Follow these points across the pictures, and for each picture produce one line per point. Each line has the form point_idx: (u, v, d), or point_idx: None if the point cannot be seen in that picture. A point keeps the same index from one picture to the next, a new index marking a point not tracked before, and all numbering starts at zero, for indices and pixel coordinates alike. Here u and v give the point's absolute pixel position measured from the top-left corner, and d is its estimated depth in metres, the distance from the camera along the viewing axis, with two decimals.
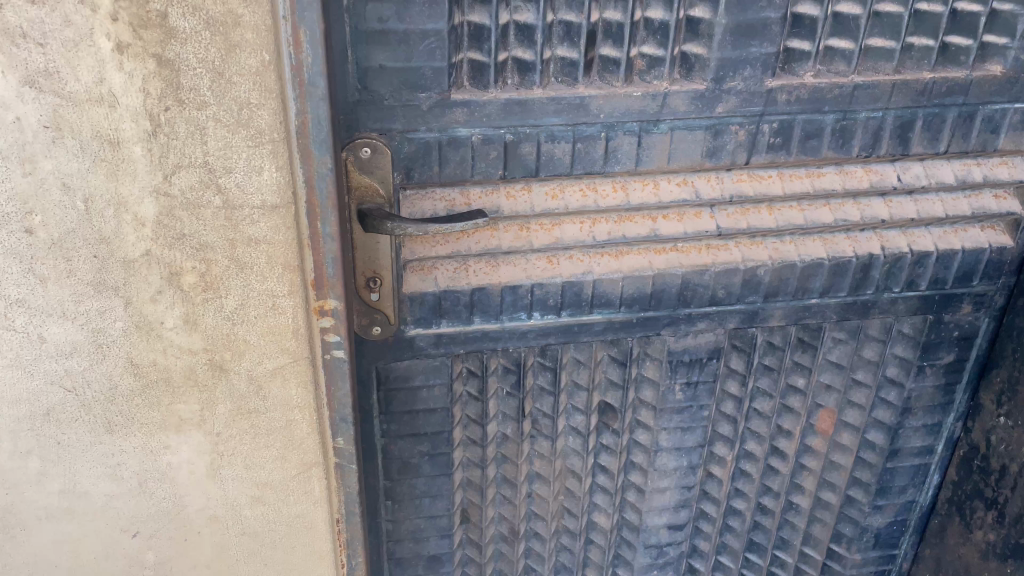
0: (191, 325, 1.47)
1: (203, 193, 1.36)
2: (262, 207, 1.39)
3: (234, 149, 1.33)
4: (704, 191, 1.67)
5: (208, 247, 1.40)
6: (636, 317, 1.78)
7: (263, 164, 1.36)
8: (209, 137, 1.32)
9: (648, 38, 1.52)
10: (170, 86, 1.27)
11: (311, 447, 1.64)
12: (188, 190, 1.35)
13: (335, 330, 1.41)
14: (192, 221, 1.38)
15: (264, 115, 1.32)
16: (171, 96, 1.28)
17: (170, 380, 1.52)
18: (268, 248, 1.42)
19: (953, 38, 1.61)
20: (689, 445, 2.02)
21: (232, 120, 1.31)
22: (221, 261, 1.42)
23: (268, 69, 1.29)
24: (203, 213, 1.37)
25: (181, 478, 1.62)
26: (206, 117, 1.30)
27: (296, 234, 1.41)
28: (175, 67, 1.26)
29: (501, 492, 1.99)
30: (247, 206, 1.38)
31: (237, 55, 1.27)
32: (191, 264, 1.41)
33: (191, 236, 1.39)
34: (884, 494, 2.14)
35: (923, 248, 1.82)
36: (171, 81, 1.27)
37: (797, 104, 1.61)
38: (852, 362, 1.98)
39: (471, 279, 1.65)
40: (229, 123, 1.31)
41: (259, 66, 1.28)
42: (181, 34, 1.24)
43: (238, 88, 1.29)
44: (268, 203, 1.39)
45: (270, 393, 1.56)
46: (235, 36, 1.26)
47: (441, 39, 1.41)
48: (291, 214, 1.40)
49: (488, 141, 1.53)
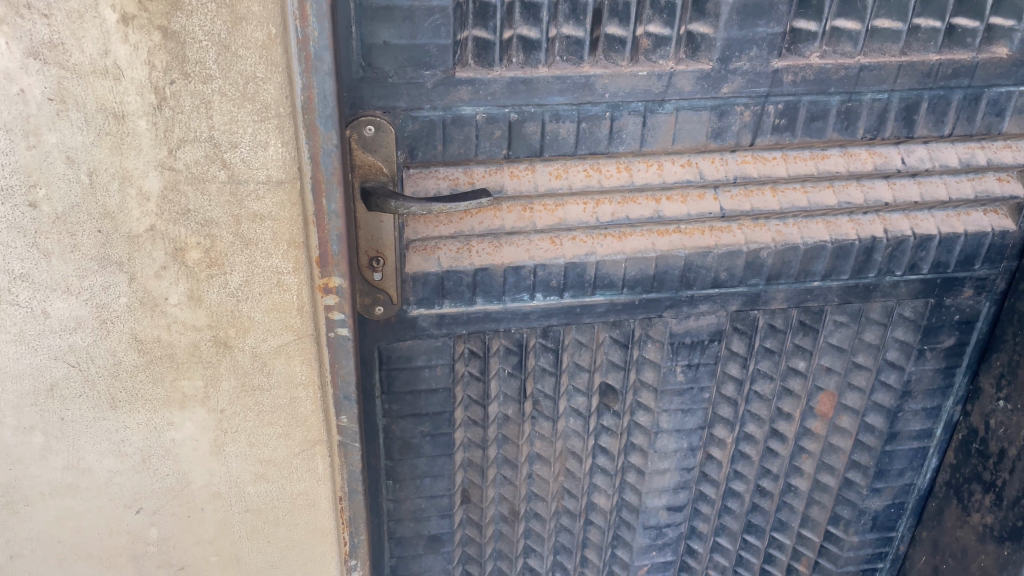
0: (195, 301, 1.46)
1: (208, 168, 1.35)
2: (268, 182, 1.38)
3: (240, 123, 1.32)
4: (707, 172, 1.67)
5: (212, 222, 1.40)
6: (639, 299, 1.78)
7: (268, 140, 1.35)
8: (214, 111, 1.31)
9: (654, 17, 1.50)
10: (175, 59, 1.26)
11: (315, 425, 1.64)
12: (193, 165, 1.35)
13: (339, 308, 1.41)
14: (197, 196, 1.37)
15: (270, 89, 1.31)
16: (177, 69, 1.27)
17: (174, 357, 1.51)
18: (273, 224, 1.42)
19: (961, 20, 1.60)
20: (689, 427, 2.03)
21: (238, 94, 1.30)
22: (225, 237, 1.41)
23: (274, 42, 1.28)
24: (208, 187, 1.37)
25: (184, 455, 1.62)
26: (211, 90, 1.29)
27: (301, 210, 1.41)
28: (181, 39, 1.25)
29: (502, 473, 1.99)
30: (252, 181, 1.37)
31: (244, 28, 1.26)
32: (196, 239, 1.41)
33: (196, 211, 1.38)
34: (882, 476, 2.15)
35: (926, 231, 1.82)
36: (176, 53, 1.26)
37: (803, 86, 1.61)
38: (853, 345, 1.98)
39: (474, 260, 1.65)
40: (234, 97, 1.30)
41: (265, 40, 1.27)
42: (187, 6, 1.23)
43: (244, 61, 1.28)
44: (273, 178, 1.38)
45: (275, 370, 1.56)
46: (241, 8, 1.25)
47: (447, 15, 1.40)
48: (297, 190, 1.39)
49: (493, 120, 1.52)
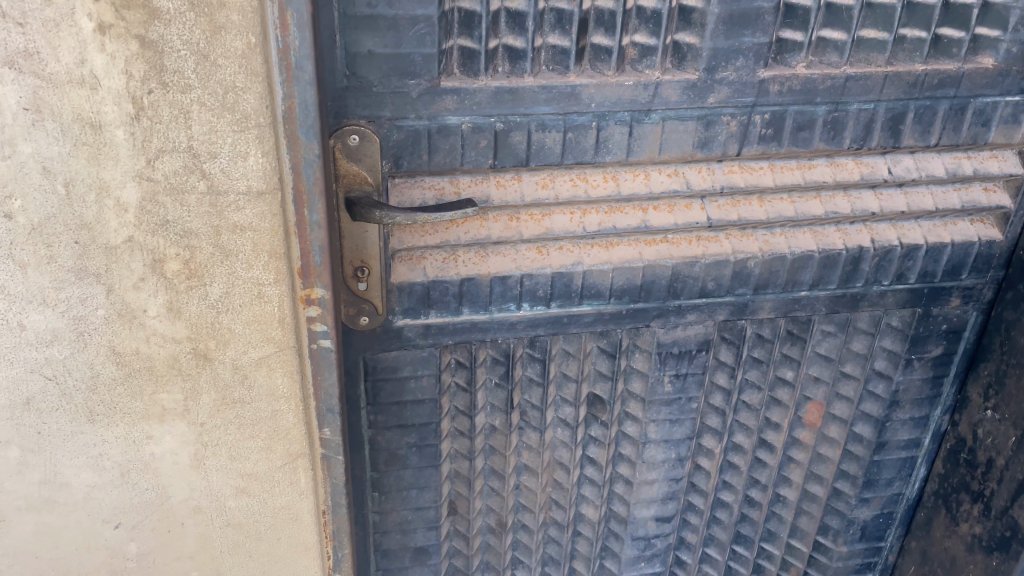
0: (174, 313, 1.44)
1: (187, 178, 1.33)
2: (247, 193, 1.36)
3: (219, 133, 1.31)
4: (694, 181, 1.67)
5: (192, 233, 1.38)
6: (626, 309, 1.78)
7: (248, 150, 1.33)
8: (193, 121, 1.29)
9: (640, 27, 1.50)
10: (153, 69, 1.24)
11: (297, 438, 1.62)
12: (171, 175, 1.33)
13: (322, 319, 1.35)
14: (176, 207, 1.35)
15: (250, 99, 1.29)
16: (155, 78, 1.25)
17: (153, 369, 1.49)
18: (254, 235, 1.40)
19: (946, 30, 1.60)
20: (677, 437, 2.01)
21: (217, 103, 1.28)
22: (205, 248, 1.39)
23: (254, 51, 1.26)
24: (187, 198, 1.35)
25: (164, 468, 1.60)
26: (190, 101, 1.28)
27: (282, 221, 1.39)
28: (159, 49, 1.23)
29: (489, 484, 1.98)
30: (232, 191, 1.35)
31: (222, 37, 1.24)
32: (175, 250, 1.39)
33: (175, 222, 1.36)
34: (870, 486, 2.15)
35: (913, 241, 1.82)
36: (154, 63, 1.24)
37: (789, 96, 1.60)
38: (841, 355, 1.99)
39: (461, 269, 1.65)
40: (214, 107, 1.29)
41: (245, 49, 1.26)
42: (165, 15, 1.22)
43: (223, 71, 1.26)
44: (253, 189, 1.36)
45: (255, 383, 1.54)
46: (220, 17, 1.23)
47: (431, 25, 1.39)
48: (277, 201, 1.38)
49: (478, 129, 1.51)
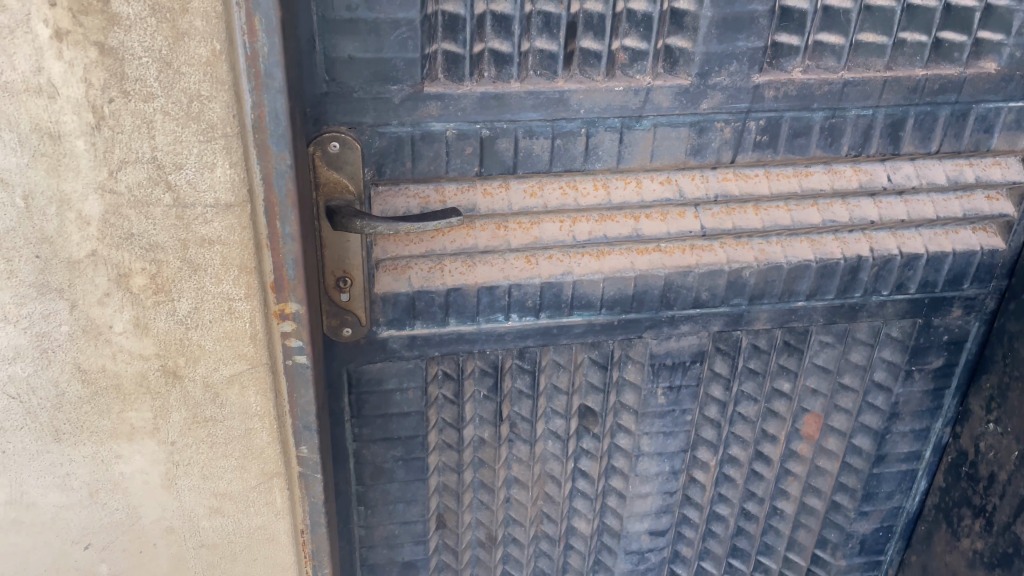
0: (141, 329, 1.40)
1: (151, 190, 1.29)
2: (215, 206, 1.31)
3: (184, 144, 1.26)
4: (687, 190, 1.62)
5: (158, 247, 1.33)
6: (617, 319, 1.73)
7: (215, 161, 1.28)
8: (157, 131, 1.24)
9: (631, 31, 1.45)
10: (113, 77, 1.20)
11: (272, 457, 1.57)
12: (135, 187, 1.28)
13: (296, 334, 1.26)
14: (141, 219, 1.30)
15: (216, 108, 1.24)
16: (116, 87, 1.21)
17: (120, 388, 1.45)
18: (223, 249, 1.35)
19: (947, 34, 1.55)
20: (671, 450, 1.97)
21: (181, 113, 1.24)
22: (172, 262, 1.35)
23: (219, 59, 1.21)
24: (152, 210, 1.30)
25: (134, 488, 1.56)
26: (153, 110, 1.23)
27: (251, 235, 1.34)
28: (119, 56, 1.19)
29: (478, 497, 1.93)
30: (198, 204, 1.31)
31: (186, 44, 1.20)
32: (141, 264, 1.34)
33: (139, 236, 1.32)
34: (870, 499, 2.10)
35: (913, 250, 1.77)
36: (115, 71, 1.20)
37: (785, 101, 1.55)
38: (839, 366, 1.94)
39: (447, 279, 1.60)
40: (178, 117, 1.24)
41: (209, 56, 1.20)
42: (125, 21, 1.17)
43: (187, 79, 1.22)
44: (221, 202, 1.31)
45: (227, 401, 1.49)
46: (183, 23, 1.19)
47: (414, 29, 1.34)
48: (247, 214, 1.33)
49: (463, 136, 1.46)
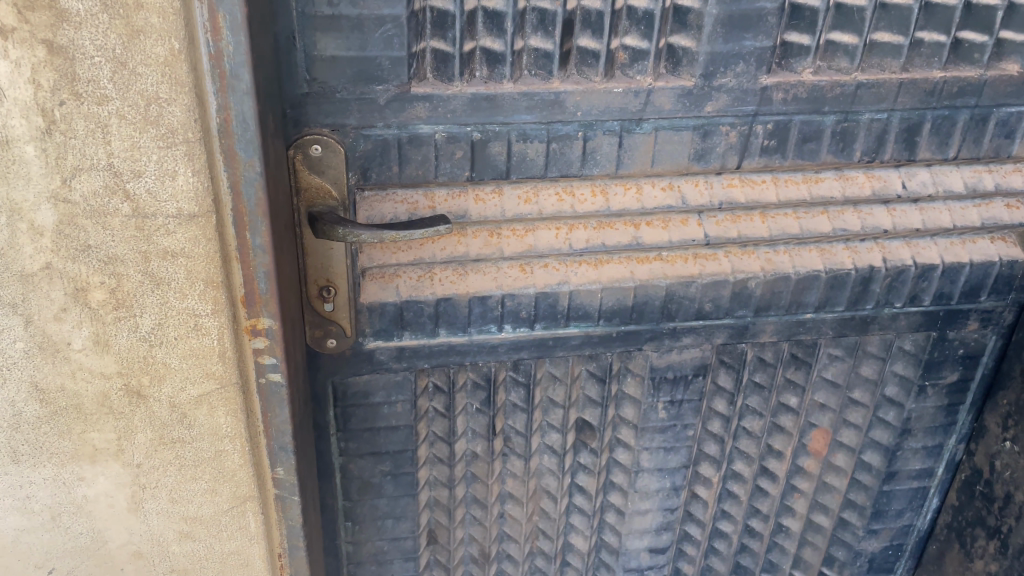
0: (102, 346, 1.27)
1: (109, 200, 1.15)
2: (178, 216, 1.17)
3: (142, 150, 1.12)
4: (690, 197, 1.54)
5: (117, 260, 1.19)
6: (616, 331, 1.65)
7: (176, 168, 1.14)
8: (112, 136, 1.11)
9: (631, 28, 1.37)
10: (64, 77, 1.07)
11: (245, 480, 1.46)
12: (91, 197, 1.15)
13: (269, 352, 1.23)
14: (98, 231, 1.17)
15: (176, 112, 1.10)
16: (67, 88, 1.07)
17: (81, 408, 1.33)
18: (187, 262, 1.21)
19: (967, 34, 1.46)
20: (672, 466, 1.89)
21: (139, 116, 1.10)
22: (133, 277, 1.21)
23: (180, 59, 1.07)
24: (111, 221, 1.16)
25: (98, 512, 1.45)
26: (108, 113, 1.09)
27: (218, 247, 1.19)
28: (69, 55, 1.06)
29: (471, 513, 1.86)
30: (160, 214, 1.17)
31: (142, 42, 1.06)
32: (100, 279, 1.21)
33: (97, 248, 1.18)
34: (879, 517, 2.02)
35: (928, 260, 1.69)
36: (65, 70, 1.06)
37: (794, 104, 1.47)
38: (849, 380, 1.86)
39: (437, 288, 1.52)
40: (135, 120, 1.10)
41: (168, 55, 1.06)
42: (76, 17, 1.04)
43: (144, 80, 1.08)
44: (184, 212, 1.17)
45: (197, 422, 1.37)
46: (140, 20, 1.05)
47: (400, 25, 1.27)
48: (213, 225, 1.18)
49: (453, 139, 1.39)
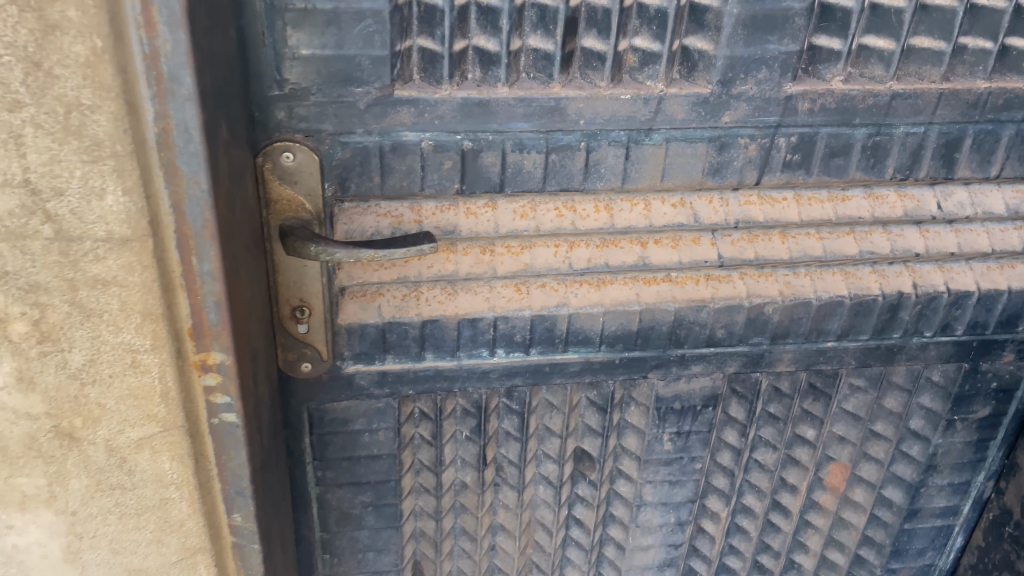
0: (25, 384, 1.00)
1: (26, 220, 0.90)
2: (108, 239, 0.92)
3: (63, 164, 0.88)
4: (703, 214, 1.40)
5: (40, 289, 0.94)
6: (619, 358, 1.52)
7: (104, 186, 0.89)
8: (27, 148, 0.86)
9: (641, 28, 1.23)
10: None
11: (195, 531, 1.17)
12: (5, 217, 0.89)
13: (222, 390, 1.01)
14: (15, 255, 0.91)
15: (101, 121, 0.86)
16: None
17: (5, 450, 1.05)
18: (121, 291, 0.96)
19: (1017, 40, 1.30)
20: (677, 500, 1.76)
21: (57, 125, 0.86)
22: (58, 307, 0.96)
23: (104, 60, 0.83)
24: (29, 244, 0.91)
25: (31, 563, 1.15)
26: (22, 121, 0.85)
27: (156, 275, 0.95)
28: None
29: (459, 545, 1.73)
30: (87, 237, 0.92)
31: (58, 39, 0.82)
32: (18, 309, 0.94)
33: (15, 273, 0.92)
34: (898, 556, 1.87)
35: (963, 286, 1.53)
36: None
37: (821, 115, 1.33)
38: (871, 413, 1.72)
39: (423, 309, 1.39)
40: (54, 130, 0.86)
41: (90, 55, 0.82)
42: None
43: (63, 84, 0.84)
44: (115, 235, 0.92)
45: (138, 468, 1.09)
46: (54, 13, 0.81)
47: (382, 21, 1.13)
48: (150, 251, 0.93)
49: (442, 148, 1.25)
